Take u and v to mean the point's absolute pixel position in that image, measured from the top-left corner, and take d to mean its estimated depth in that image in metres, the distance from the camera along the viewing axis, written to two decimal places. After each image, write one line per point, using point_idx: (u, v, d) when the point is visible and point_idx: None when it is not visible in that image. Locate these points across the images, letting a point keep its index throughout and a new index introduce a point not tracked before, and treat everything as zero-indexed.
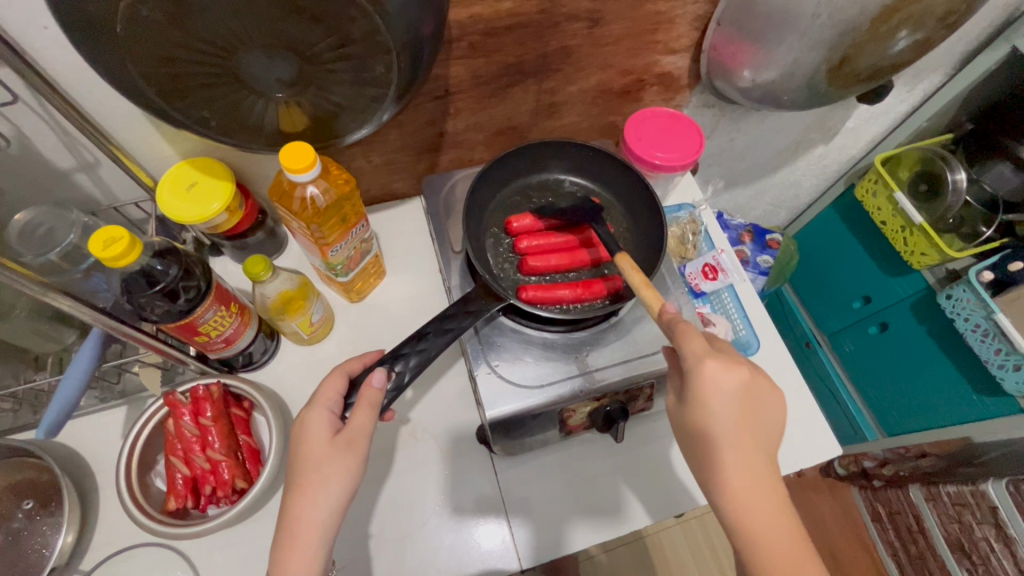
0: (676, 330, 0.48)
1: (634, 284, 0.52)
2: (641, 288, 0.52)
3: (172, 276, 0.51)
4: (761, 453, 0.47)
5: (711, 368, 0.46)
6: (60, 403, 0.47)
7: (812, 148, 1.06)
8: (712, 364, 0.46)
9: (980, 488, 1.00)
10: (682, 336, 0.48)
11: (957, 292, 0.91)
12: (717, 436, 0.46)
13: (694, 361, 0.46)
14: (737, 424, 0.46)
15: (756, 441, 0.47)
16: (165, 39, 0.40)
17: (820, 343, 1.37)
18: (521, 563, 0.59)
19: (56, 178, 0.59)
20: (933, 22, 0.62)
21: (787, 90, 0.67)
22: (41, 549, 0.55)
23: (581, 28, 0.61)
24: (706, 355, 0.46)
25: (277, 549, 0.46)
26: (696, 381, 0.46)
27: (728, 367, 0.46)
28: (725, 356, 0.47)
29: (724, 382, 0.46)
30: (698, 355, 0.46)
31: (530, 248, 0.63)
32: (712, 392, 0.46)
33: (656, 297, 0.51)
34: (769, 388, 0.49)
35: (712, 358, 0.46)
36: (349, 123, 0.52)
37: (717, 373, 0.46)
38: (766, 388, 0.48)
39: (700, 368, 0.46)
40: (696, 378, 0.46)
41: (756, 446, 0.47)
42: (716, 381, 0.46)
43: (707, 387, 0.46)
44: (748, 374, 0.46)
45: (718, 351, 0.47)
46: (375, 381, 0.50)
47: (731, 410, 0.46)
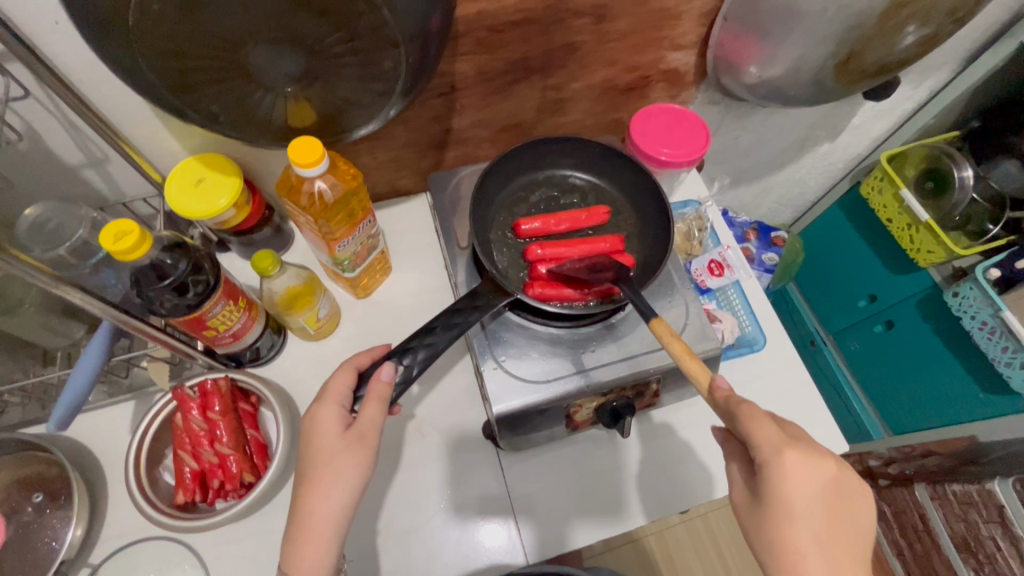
0: (741, 415, 0.44)
1: (679, 355, 0.48)
2: (686, 361, 0.48)
3: (181, 270, 0.52)
4: (855, 564, 0.42)
5: (792, 459, 0.42)
6: (72, 394, 0.47)
7: (818, 146, 1.05)
8: (793, 455, 0.42)
9: (986, 487, 1.02)
10: (751, 424, 0.44)
11: (963, 290, 0.91)
12: (801, 539, 0.42)
13: (771, 452, 0.43)
14: (824, 527, 0.42)
15: (848, 550, 0.42)
16: (175, 33, 0.40)
17: (825, 341, 1.37)
18: (528, 558, 0.59)
19: (65, 174, 0.60)
20: (940, 18, 0.62)
21: (794, 86, 0.67)
22: (50, 542, 0.55)
23: (587, 24, 0.61)
24: (785, 445, 0.43)
25: (289, 541, 0.46)
26: (775, 475, 0.42)
27: (812, 461, 0.42)
28: (805, 447, 0.43)
29: (807, 477, 0.42)
30: (774, 445, 0.43)
31: (540, 256, 0.61)
32: (794, 487, 0.42)
33: (704, 371, 0.47)
34: (858, 485, 0.44)
35: (793, 449, 0.43)
36: (356, 118, 0.52)
37: (798, 465, 0.42)
38: (853, 486, 0.44)
39: (779, 460, 0.42)
40: (776, 470, 0.42)
41: (847, 553, 0.42)
42: (798, 475, 0.42)
43: (789, 481, 0.42)
44: (834, 468, 0.43)
45: (796, 442, 0.43)
46: (383, 374, 0.50)
47: (816, 508, 0.42)
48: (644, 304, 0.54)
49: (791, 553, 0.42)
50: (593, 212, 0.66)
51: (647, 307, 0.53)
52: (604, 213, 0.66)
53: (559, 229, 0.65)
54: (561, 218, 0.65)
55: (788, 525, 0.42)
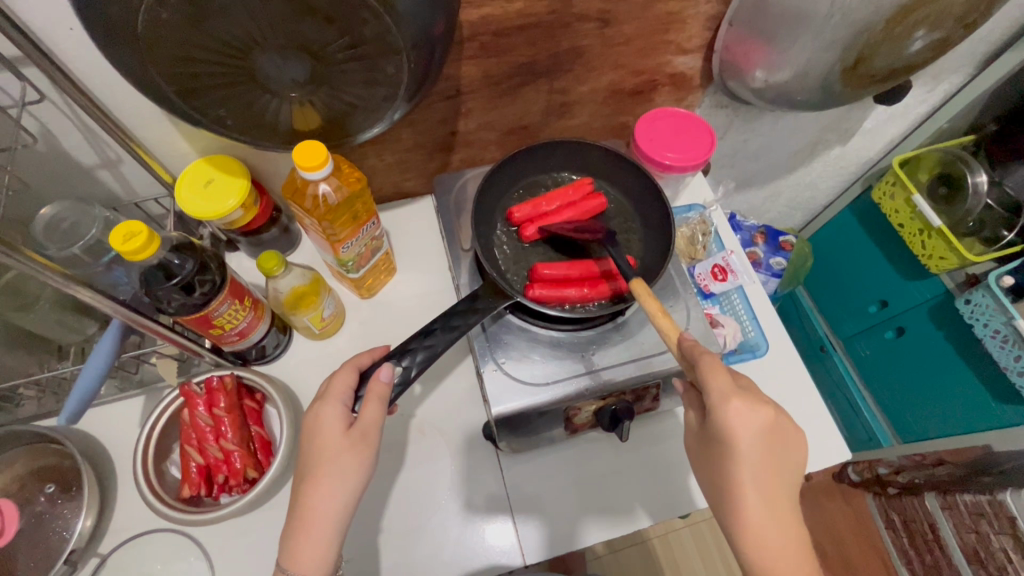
0: (702, 365, 0.47)
1: (652, 313, 0.50)
2: (658, 319, 0.50)
3: (188, 269, 0.53)
4: (788, 497, 0.46)
5: (736, 407, 0.45)
6: (82, 388, 0.49)
7: (829, 149, 1.04)
8: (738, 403, 0.45)
9: (998, 497, 0.98)
10: (708, 373, 0.47)
11: (976, 297, 0.89)
12: (744, 478, 0.45)
13: (720, 399, 0.46)
14: (764, 467, 0.46)
15: (783, 487, 0.46)
16: (185, 41, 0.41)
17: (834, 347, 1.35)
18: (526, 559, 0.60)
19: (80, 174, 0.62)
20: (951, 22, 0.61)
21: (801, 90, 0.67)
22: (62, 532, 0.57)
23: (592, 28, 0.62)
24: (733, 393, 0.46)
25: (289, 537, 0.47)
26: (721, 422, 0.46)
27: (753, 407, 0.45)
28: (750, 396, 0.46)
29: (749, 423, 0.45)
30: (724, 394, 0.46)
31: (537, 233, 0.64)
32: (737, 431, 0.45)
33: (673, 327, 0.50)
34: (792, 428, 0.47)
35: (738, 397, 0.46)
36: (361, 122, 0.53)
37: (741, 412, 0.45)
38: (789, 430, 0.47)
39: (725, 407, 0.45)
40: (721, 415, 0.46)
41: (782, 491, 0.46)
42: (742, 421, 0.45)
43: (734, 427, 0.45)
44: (774, 413, 0.46)
45: (743, 392, 0.46)
46: (383, 375, 0.51)
47: (757, 449, 0.45)
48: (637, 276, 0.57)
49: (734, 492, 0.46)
50: (579, 185, 0.67)
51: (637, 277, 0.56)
52: (588, 183, 0.67)
53: (550, 208, 0.65)
54: (547, 197, 0.66)
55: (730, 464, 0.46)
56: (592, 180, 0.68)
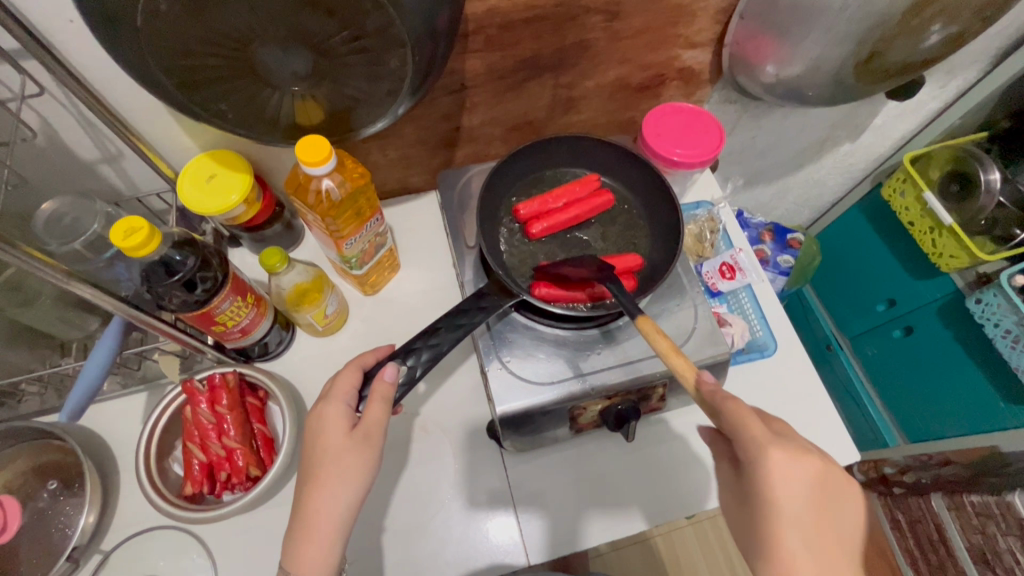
0: (725, 412, 0.43)
1: (662, 352, 0.47)
2: (669, 357, 0.46)
3: (189, 266, 0.52)
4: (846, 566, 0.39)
5: (777, 457, 0.40)
6: (84, 385, 0.48)
7: (838, 146, 1.03)
8: (779, 453, 0.40)
9: (1005, 499, 0.96)
10: (737, 419, 0.42)
11: (987, 296, 0.88)
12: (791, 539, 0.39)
13: (756, 449, 0.41)
14: (813, 527, 0.40)
15: (840, 553, 0.39)
16: (185, 33, 0.41)
17: (841, 346, 1.34)
18: (530, 558, 0.59)
19: (81, 169, 0.61)
20: (968, 15, 0.59)
21: (812, 86, 0.65)
22: (64, 529, 0.57)
23: (600, 22, 0.60)
24: (769, 442, 0.41)
25: (292, 540, 0.46)
26: (761, 473, 0.41)
27: (797, 457, 0.40)
28: (791, 445, 0.41)
29: (794, 475, 0.40)
30: (760, 441, 0.41)
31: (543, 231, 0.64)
32: (780, 483, 0.40)
33: (688, 366, 0.45)
34: (843, 478, 0.42)
35: (777, 446, 0.41)
36: (364, 117, 0.52)
37: (784, 463, 0.40)
38: (840, 482, 0.42)
39: (763, 458, 0.41)
40: (760, 467, 0.41)
41: (838, 558, 0.39)
42: (785, 473, 0.40)
43: (775, 479, 0.40)
44: (820, 464, 0.41)
45: (782, 439, 0.42)
46: (387, 375, 0.50)
47: (804, 505, 0.40)
48: (636, 306, 0.52)
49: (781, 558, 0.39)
50: (586, 182, 0.66)
51: (637, 309, 0.51)
52: (596, 179, 0.67)
53: (557, 206, 0.65)
54: (554, 194, 0.65)
55: (775, 525, 0.40)
56: (598, 176, 0.68)
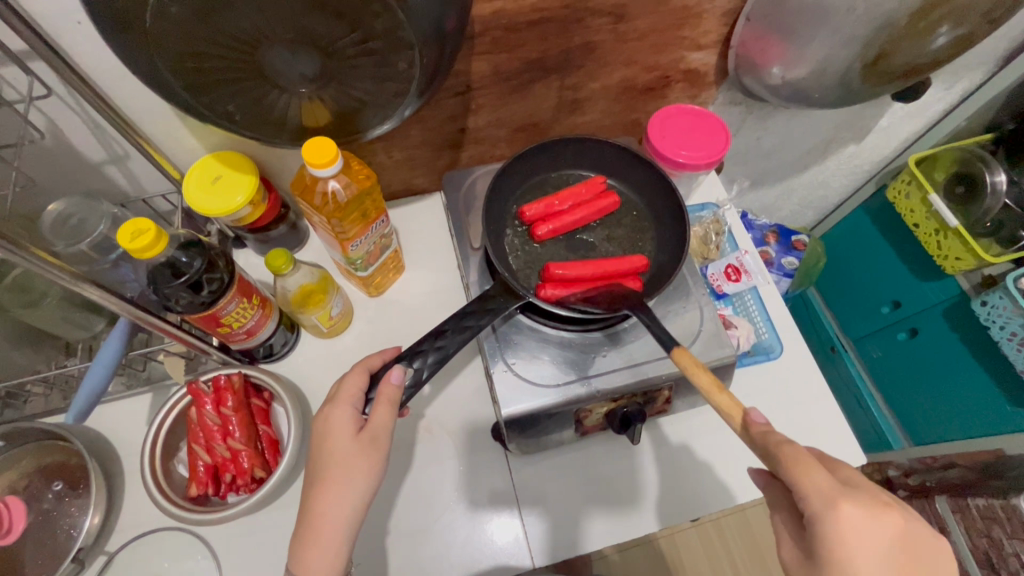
0: (788, 461, 0.39)
1: (705, 388, 0.44)
2: (713, 394, 0.44)
3: (196, 268, 0.52)
4: None
5: (850, 515, 0.36)
6: (90, 386, 0.48)
7: (843, 147, 1.03)
8: (851, 509, 0.36)
9: (1011, 502, 0.97)
10: (801, 470, 0.38)
11: (993, 298, 0.87)
12: None
13: (824, 504, 0.37)
14: None
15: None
16: (193, 35, 0.40)
17: (845, 348, 1.34)
18: (535, 561, 0.59)
19: (87, 170, 0.61)
20: (976, 17, 0.59)
21: (819, 88, 0.65)
22: (69, 530, 0.57)
23: (606, 23, 0.60)
24: (840, 496, 0.37)
25: (298, 542, 0.47)
26: (833, 536, 0.36)
27: (872, 513, 0.36)
28: (864, 498, 0.37)
29: (870, 534, 0.36)
30: (829, 497, 0.37)
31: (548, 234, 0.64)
32: (855, 547, 0.36)
33: (734, 405, 0.43)
34: (921, 531, 0.38)
35: (850, 500, 0.37)
36: (370, 118, 0.52)
37: (858, 521, 0.36)
38: (918, 536, 0.38)
39: (835, 516, 0.36)
40: (832, 529, 0.36)
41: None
42: (859, 534, 0.36)
43: (850, 543, 0.36)
44: (896, 518, 0.37)
45: (852, 492, 0.37)
46: (393, 377, 0.50)
47: (884, 568, 0.36)
48: (664, 330, 0.50)
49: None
50: (592, 184, 0.66)
51: (669, 335, 0.49)
52: (602, 182, 0.67)
53: (562, 207, 0.65)
54: (560, 196, 0.65)
55: None
56: (604, 179, 0.68)
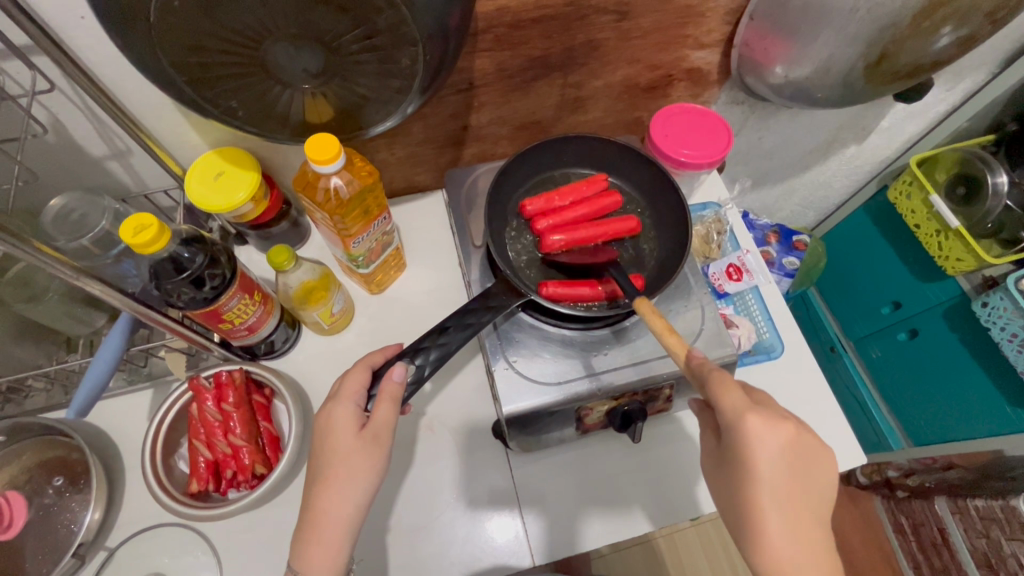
0: (710, 381, 0.45)
1: (657, 330, 0.49)
2: (664, 336, 0.49)
3: (198, 263, 0.52)
4: (815, 523, 0.42)
5: (753, 423, 0.42)
6: (90, 382, 0.48)
7: (845, 148, 1.03)
8: (754, 419, 0.42)
9: (1011, 504, 0.95)
10: (718, 387, 0.44)
11: (993, 299, 0.87)
12: (763, 498, 0.42)
13: (733, 414, 0.43)
14: (786, 488, 0.42)
15: (808, 511, 0.42)
16: (197, 29, 0.41)
17: (846, 349, 1.34)
18: (535, 559, 0.59)
19: (89, 165, 0.61)
20: (979, 18, 0.59)
21: (822, 87, 0.65)
22: (70, 525, 0.57)
23: (609, 21, 0.60)
24: (748, 408, 0.43)
25: (300, 540, 0.46)
26: (737, 438, 0.43)
27: (773, 424, 0.42)
28: (771, 413, 0.43)
29: (768, 441, 0.42)
30: (736, 408, 0.43)
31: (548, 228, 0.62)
32: (755, 448, 0.42)
33: (682, 345, 0.48)
34: (819, 446, 0.43)
35: (755, 412, 0.43)
36: (373, 115, 0.52)
37: (759, 429, 0.42)
38: (817, 449, 0.43)
39: (739, 423, 0.43)
40: (736, 431, 0.43)
41: (806, 516, 0.42)
42: (758, 439, 0.42)
43: (750, 444, 0.42)
44: (796, 431, 0.42)
45: (761, 407, 0.43)
46: (396, 374, 0.50)
47: (778, 467, 0.42)
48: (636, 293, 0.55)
49: (752, 510, 0.42)
50: (594, 181, 0.65)
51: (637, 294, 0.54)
52: (604, 179, 0.66)
53: (563, 203, 0.64)
54: (563, 193, 0.65)
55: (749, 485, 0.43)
56: (606, 176, 0.67)
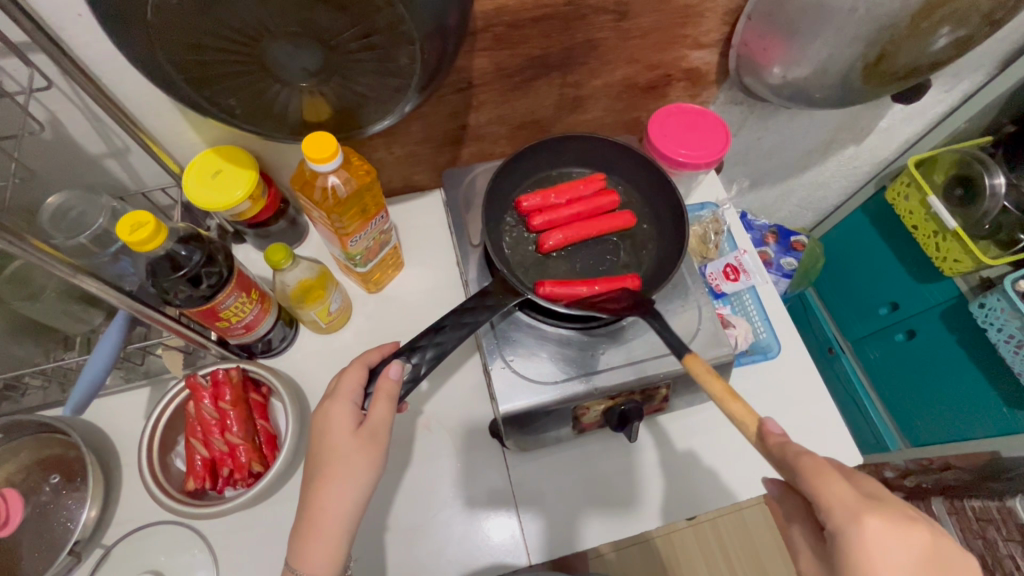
0: (806, 472, 0.39)
1: (719, 397, 0.43)
2: (727, 402, 0.43)
3: (195, 261, 0.53)
4: None
5: (873, 528, 0.36)
6: (87, 381, 0.47)
7: (844, 148, 1.03)
8: (874, 523, 0.36)
9: (1008, 505, 0.96)
10: (822, 484, 0.38)
11: (991, 300, 0.87)
12: None
13: (846, 517, 0.37)
14: None
15: None
16: (195, 28, 0.41)
17: (843, 349, 1.34)
18: (531, 558, 0.59)
19: (87, 163, 0.61)
20: (978, 18, 0.59)
21: (821, 87, 0.65)
22: (66, 523, 0.57)
23: (608, 21, 0.60)
24: (864, 509, 0.36)
25: (298, 538, 0.47)
26: (857, 548, 0.36)
27: (899, 529, 0.36)
28: (891, 512, 0.36)
29: (894, 549, 0.35)
30: (851, 511, 0.36)
31: (545, 224, 0.64)
32: (881, 560, 0.35)
33: (749, 413, 0.42)
34: (951, 549, 0.37)
35: (874, 514, 0.36)
36: (372, 114, 0.52)
37: (882, 536, 0.36)
38: (950, 554, 0.37)
39: (857, 529, 0.36)
40: (853, 540, 0.36)
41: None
42: (884, 548, 0.35)
43: (873, 556, 0.35)
44: (924, 534, 0.36)
45: (878, 505, 0.37)
46: (391, 372, 0.50)
47: None
48: (677, 340, 0.49)
49: None
50: (590, 181, 0.66)
51: (683, 345, 0.49)
52: (601, 179, 0.66)
53: (560, 201, 0.65)
54: (561, 190, 0.65)
55: None
56: (603, 176, 0.67)
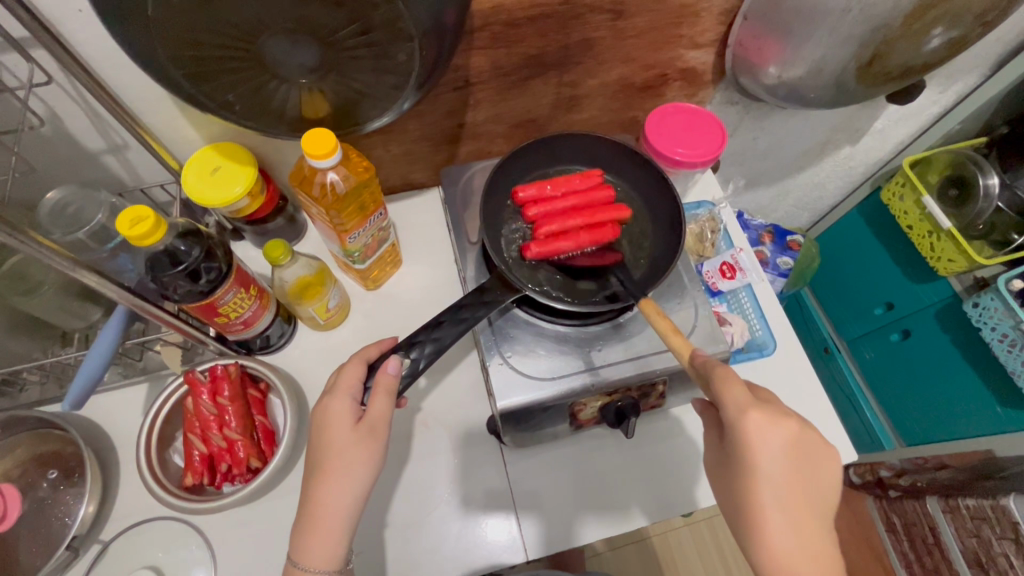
0: (715, 378, 0.46)
1: (662, 330, 0.50)
2: (669, 336, 0.50)
3: (194, 256, 0.53)
4: (819, 526, 0.42)
5: (754, 420, 0.43)
6: (85, 377, 0.48)
7: (839, 149, 1.03)
8: (756, 416, 0.43)
9: (1001, 503, 0.94)
10: (722, 384, 0.45)
11: (984, 300, 0.88)
12: (765, 498, 0.42)
13: (736, 412, 0.43)
14: (787, 488, 0.42)
15: (810, 510, 0.42)
16: (194, 24, 0.41)
17: (839, 349, 1.35)
18: (527, 555, 0.59)
19: (85, 159, 0.62)
20: (970, 19, 0.60)
21: (814, 87, 0.66)
22: (63, 518, 0.57)
23: (604, 20, 0.61)
24: (749, 405, 0.43)
25: (299, 533, 0.47)
26: (739, 434, 0.43)
27: (774, 421, 0.43)
28: (771, 410, 0.43)
29: (770, 437, 0.42)
30: (739, 406, 0.43)
31: (540, 215, 0.63)
32: (757, 444, 0.42)
33: (686, 345, 0.49)
34: (822, 444, 0.44)
35: (756, 409, 0.43)
36: (369, 110, 0.53)
37: (761, 426, 0.42)
38: (818, 446, 0.44)
39: (741, 420, 0.43)
40: (738, 428, 0.43)
41: (812, 516, 0.42)
42: (761, 436, 0.42)
43: (750, 440, 0.42)
44: (797, 429, 0.43)
45: (761, 403, 0.44)
46: (390, 367, 0.50)
47: (779, 466, 0.42)
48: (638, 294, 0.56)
49: (756, 513, 0.42)
50: (587, 176, 0.65)
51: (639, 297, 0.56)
52: (598, 174, 0.66)
53: (556, 193, 0.64)
54: (557, 182, 0.64)
55: (752, 484, 0.42)
56: (601, 172, 0.67)
